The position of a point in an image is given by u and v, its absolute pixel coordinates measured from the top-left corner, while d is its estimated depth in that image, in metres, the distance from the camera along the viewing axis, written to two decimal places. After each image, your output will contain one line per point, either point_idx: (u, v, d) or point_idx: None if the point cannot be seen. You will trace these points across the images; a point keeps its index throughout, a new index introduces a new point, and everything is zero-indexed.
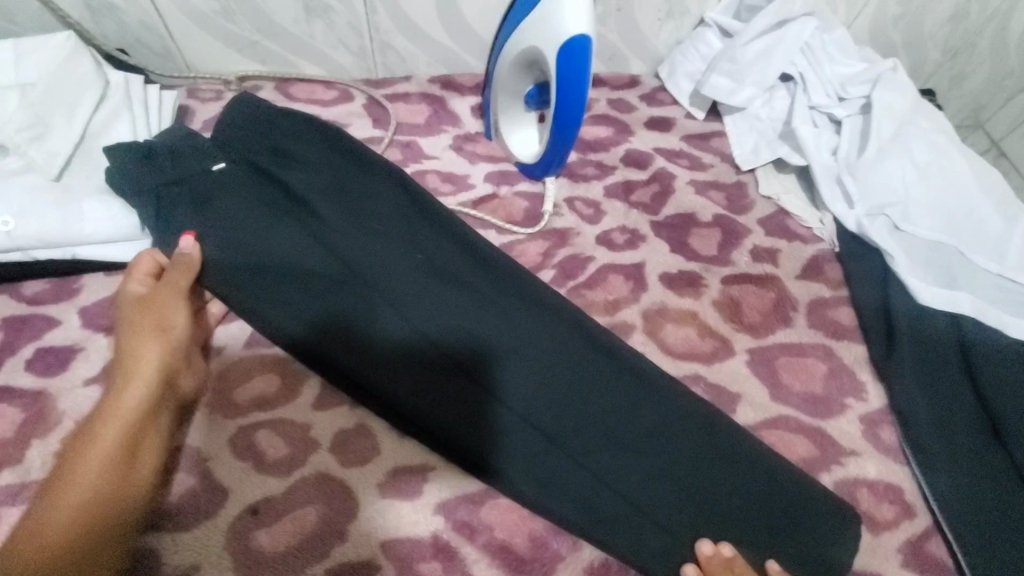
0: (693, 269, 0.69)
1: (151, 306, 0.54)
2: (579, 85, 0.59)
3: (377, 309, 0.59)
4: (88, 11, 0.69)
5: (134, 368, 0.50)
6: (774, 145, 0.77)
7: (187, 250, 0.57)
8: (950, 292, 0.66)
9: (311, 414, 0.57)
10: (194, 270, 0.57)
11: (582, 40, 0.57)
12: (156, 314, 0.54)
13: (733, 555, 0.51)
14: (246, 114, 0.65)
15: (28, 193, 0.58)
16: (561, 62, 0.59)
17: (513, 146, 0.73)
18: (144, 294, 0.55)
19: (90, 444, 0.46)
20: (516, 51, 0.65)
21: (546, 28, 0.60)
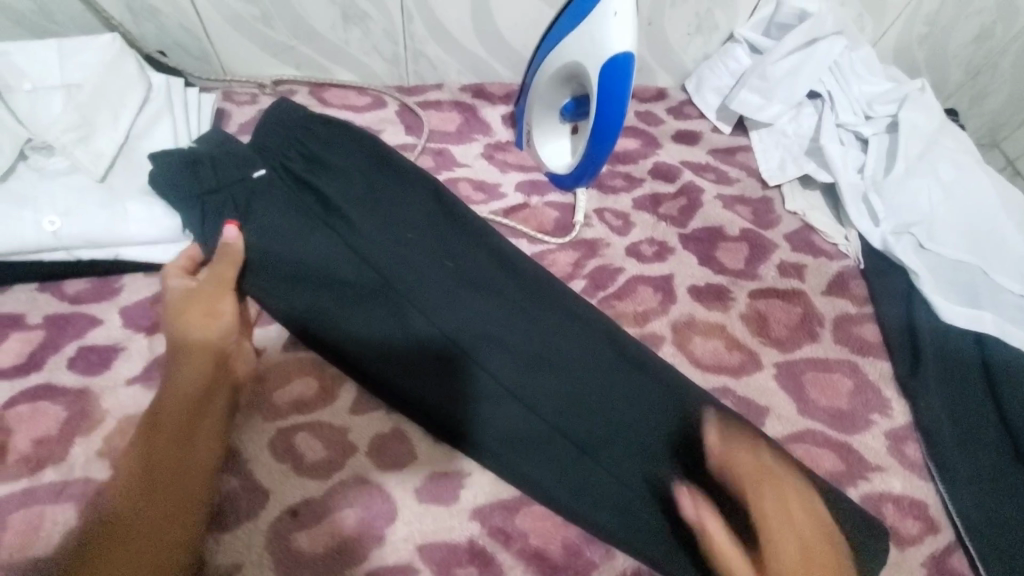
0: (721, 282, 0.70)
1: (197, 299, 0.56)
2: (620, 102, 0.61)
3: (410, 315, 0.60)
4: (129, 14, 0.69)
5: (184, 360, 0.54)
6: (801, 161, 0.78)
7: (230, 239, 0.58)
8: (971, 310, 0.67)
9: (349, 417, 0.58)
10: (237, 262, 0.58)
11: (625, 58, 0.59)
12: (200, 306, 0.56)
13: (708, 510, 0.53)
14: (283, 118, 0.66)
15: (74, 194, 0.59)
16: (604, 79, 0.60)
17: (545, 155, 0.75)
18: (191, 287, 0.57)
19: (155, 428, 0.50)
20: (556, 66, 0.66)
21: (590, 45, 0.61)
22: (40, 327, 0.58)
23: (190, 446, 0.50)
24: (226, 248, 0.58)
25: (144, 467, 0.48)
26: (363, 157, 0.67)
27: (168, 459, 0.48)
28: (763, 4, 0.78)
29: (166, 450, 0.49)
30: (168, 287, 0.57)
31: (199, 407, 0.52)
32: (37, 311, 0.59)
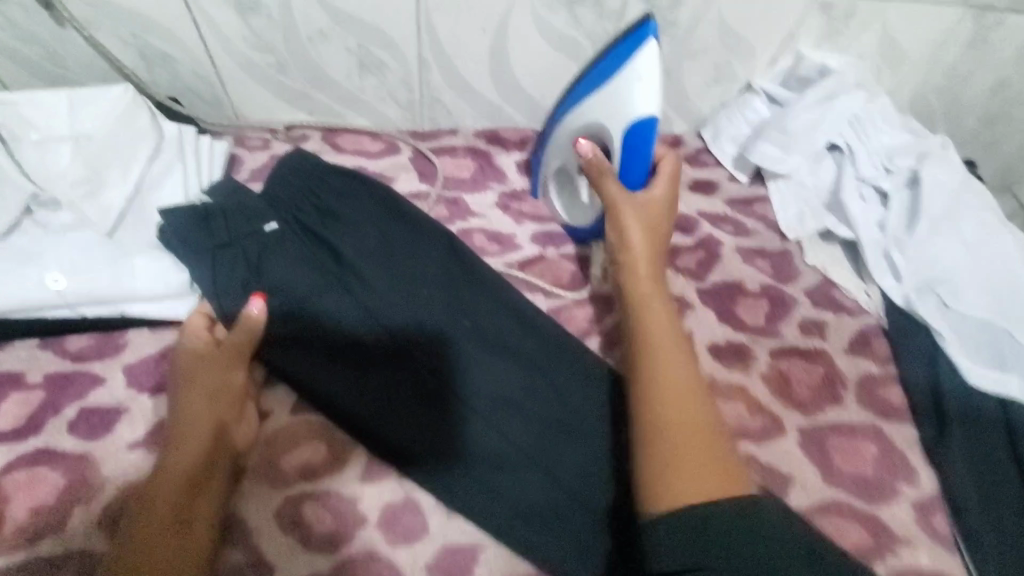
0: (741, 340, 0.68)
1: (209, 367, 0.55)
2: (642, 158, 0.64)
3: (429, 377, 0.59)
4: (143, 61, 0.68)
5: (188, 430, 0.52)
6: (820, 214, 0.77)
7: (254, 313, 0.55)
8: (991, 371, 0.66)
9: (359, 486, 0.55)
10: (255, 333, 0.56)
11: (650, 120, 0.62)
12: (211, 377, 0.55)
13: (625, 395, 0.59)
14: (297, 169, 0.65)
15: (81, 249, 0.58)
16: (627, 135, 0.63)
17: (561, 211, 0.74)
18: (204, 351, 0.56)
19: (151, 505, 0.48)
20: (580, 122, 0.67)
21: (616, 103, 0.63)
22: (40, 386, 0.56)
23: (188, 527, 0.47)
24: (245, 320, 0.55)
25: (139, 548, 0.45)
26: (375, 208, 0.66)
27: (159, 548, 0.45)
28: (781, 56, 0.78)
29: (161, 530, 0.46)
30: (184, 350, 0.56)
31: (200, 482, 0.50)
32: (38, 369, 0.57)
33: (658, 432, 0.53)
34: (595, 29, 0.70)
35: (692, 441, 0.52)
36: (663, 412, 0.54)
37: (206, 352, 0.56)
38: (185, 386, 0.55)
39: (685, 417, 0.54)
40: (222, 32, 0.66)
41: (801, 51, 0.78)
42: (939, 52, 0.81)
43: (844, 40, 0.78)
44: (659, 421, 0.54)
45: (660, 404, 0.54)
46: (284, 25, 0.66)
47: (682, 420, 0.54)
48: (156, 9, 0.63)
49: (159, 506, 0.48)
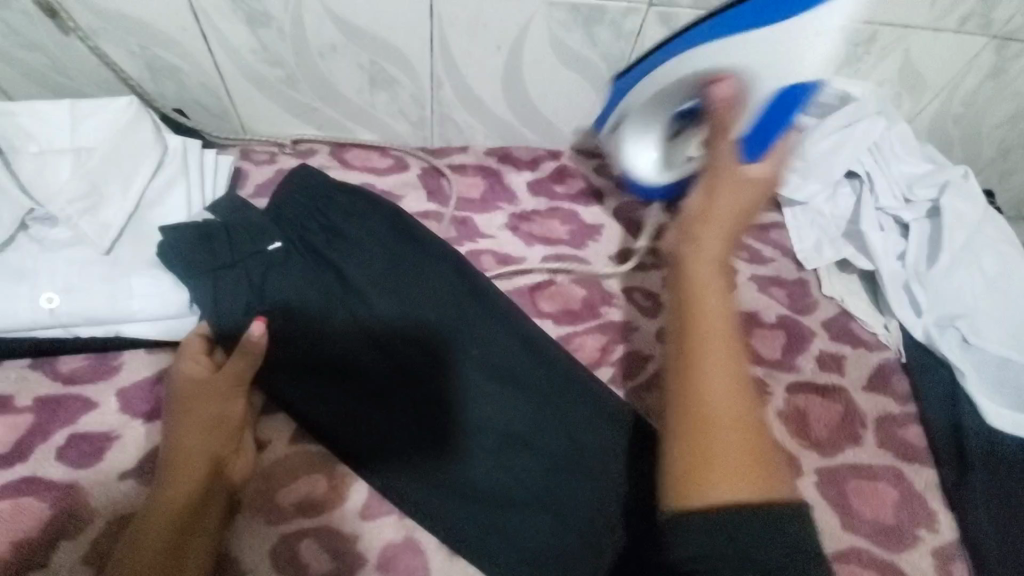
0: (756, 374, 0.66)
1: (205, 395, 0.52)
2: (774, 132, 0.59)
3: (436, 409, 0.57)
4: (148, 72, 0.66)
5: (182, 462, 0.50)
6: (837, 243, 0.74)
7: (254, 339, 0.51)
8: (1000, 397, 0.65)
9: (359, 523, 0.53)
10: (254, 360, 0.53)
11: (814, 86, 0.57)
12: (207, 405, 0.52)
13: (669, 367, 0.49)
14: (304, 186, 0.63)
15: (77, 267, 0.56)
16: (772, 104, 0.58)
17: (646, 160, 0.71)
18: (200, 377, 0.53)
19: (139, 543, 0.46)
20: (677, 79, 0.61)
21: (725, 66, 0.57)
22: (30, 410, 0.54)
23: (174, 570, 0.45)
24: (245, 343, 0.52)
25: None
26: (382, 228, 0.64)
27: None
28: None
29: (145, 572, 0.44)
30: (179, 372, 0.53)
31: (190, 520, 0.48)
32: (28, 390, 0.55)
33: (685, 428, 0.45)
34: (611, 50, 0.68)
35: (728, 440, 0.44)
36: (703, 407, 0.45)
37: (203, 377, 0.53)
38: (178, 413, 0.52)
39: (728, 412, 0.45)
40: (230, 43, 0.63)
41: None
42: (963, 80, 0.78)
43: (863, 66, 0.76)
44: (693, 407, 0.45)
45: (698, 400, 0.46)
46: (294, 38, 0.63)
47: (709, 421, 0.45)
48: (159, 18, 0.60)
49: (146, 545, 0.46)
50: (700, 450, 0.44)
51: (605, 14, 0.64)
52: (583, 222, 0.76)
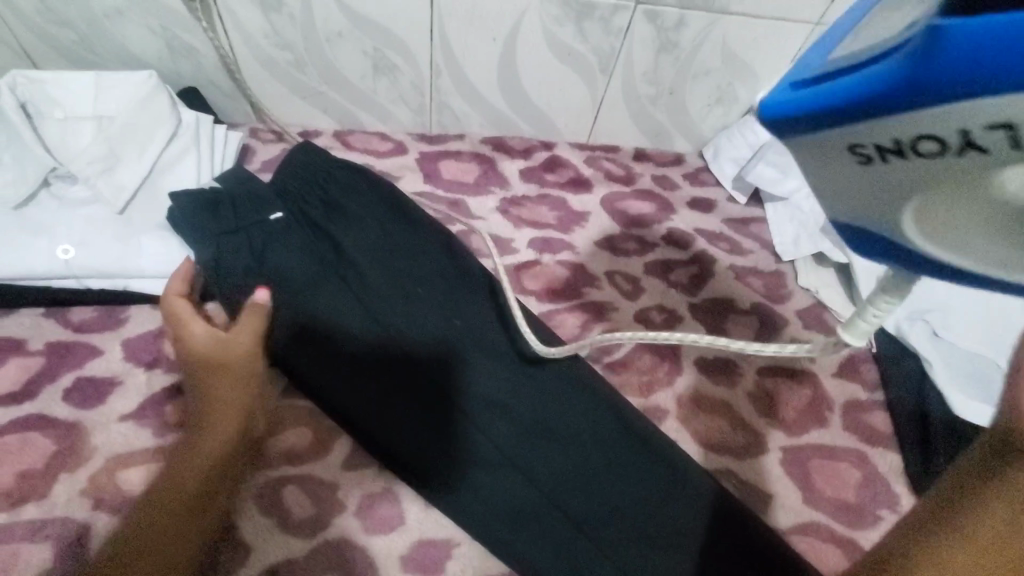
0: (729, 356, 0.69)
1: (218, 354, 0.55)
2: None
3: (417, 375, 0.60)
4: (167, 52, 0.70)
5: (207, 414, 0.53)
6: (815, 238, 0.77)
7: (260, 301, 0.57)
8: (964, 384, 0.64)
9: (340, 473, 0.56)
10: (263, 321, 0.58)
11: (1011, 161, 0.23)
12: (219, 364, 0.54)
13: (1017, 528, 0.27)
14: (304, 160, 0.67)
15: (93, 223, 0.60)
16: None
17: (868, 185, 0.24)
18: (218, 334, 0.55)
19: (168, 487, 0.49)
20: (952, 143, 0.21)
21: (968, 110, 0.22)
22: (40, 354, 0.57)
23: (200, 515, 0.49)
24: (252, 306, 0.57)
25: (150, 533, 0.46)
26: (377, 205, 0.67)
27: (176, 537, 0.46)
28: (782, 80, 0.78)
29: (177, 514, 0.48)
30: (194, 331, 0.55)
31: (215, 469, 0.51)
32: (40, 336, 0.58)
33: None
34: (601, 44, 0.72)
35: None
36: None
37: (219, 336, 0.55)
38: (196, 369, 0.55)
39: None
40: (243, 26, 0.68)
41: None
42: None
43: None
44: None
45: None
46: (303, 23, 0.68)
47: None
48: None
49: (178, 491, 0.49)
50: None
51: (595, 10, 0.68)
52: (570, 209, 0.79)
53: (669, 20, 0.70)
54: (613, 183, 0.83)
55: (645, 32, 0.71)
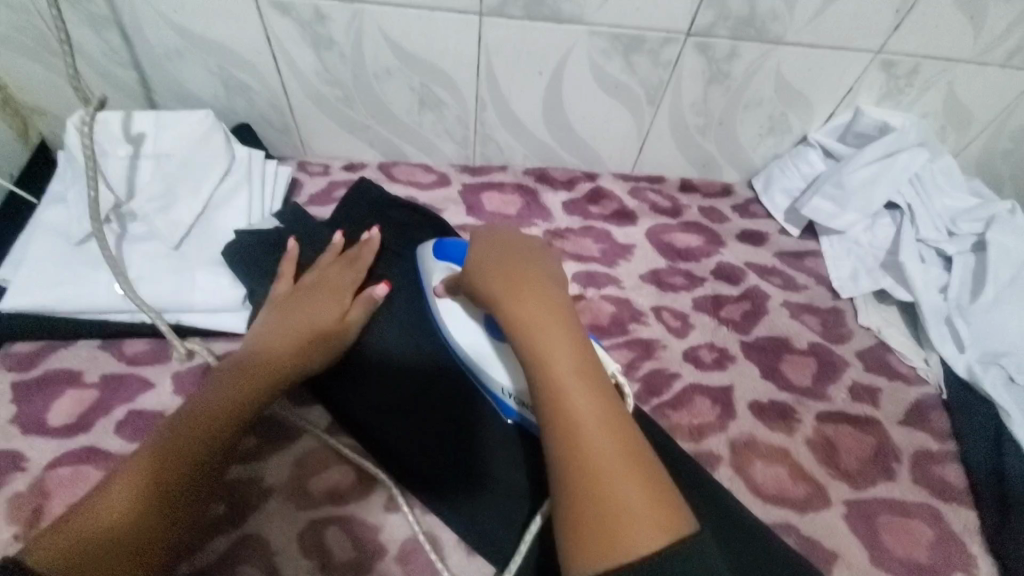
0: (786, 401, 0.65)
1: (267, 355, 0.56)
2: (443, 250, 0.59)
3: (451, 414, 0.58)
4: (224, 90, 0.72)
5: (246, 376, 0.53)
6: (875, 274, 0.74)
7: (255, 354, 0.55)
8: (481, 351, 0.55)
9: (382, 515, 0.55)
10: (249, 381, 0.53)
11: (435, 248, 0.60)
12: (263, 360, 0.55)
13: (563, 398, 0.39)
14: (365, 201, 0.72)
15: (150, 259, 0.62)
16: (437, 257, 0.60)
17: (431, 247, 0.61)
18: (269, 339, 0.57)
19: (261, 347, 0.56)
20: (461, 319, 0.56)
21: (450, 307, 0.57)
22: (95, 386, 0.59)
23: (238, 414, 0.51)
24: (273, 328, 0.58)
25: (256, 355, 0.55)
26: (436, 236, 0.71)
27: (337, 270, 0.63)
28: (840, 111, 0.76)
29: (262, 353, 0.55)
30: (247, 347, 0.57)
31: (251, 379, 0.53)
32: (94, 369, 0.60)
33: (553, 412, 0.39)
34: (649, 77, 0.71)
35: (595, 425, 0.38)
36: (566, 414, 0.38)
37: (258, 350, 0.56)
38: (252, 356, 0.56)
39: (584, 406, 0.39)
40: (297, 64, 0.69)
41: (861, 107, 0.75)
42: (1013, 114, 0.77)
43: (906, 98, 0.75)
44: (566, 442, 0.38)
45: (544, 358, 0.41)
46: (352, 61, 0.68)
47: (530, 270, 0.46)
48: (236, 40, 0.66)
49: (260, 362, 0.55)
50: (579, 430, 0.38)
51: (644, 44, 0.67)
52: (615, 242, 0.77)
53: (720, 52, 0.68)
54: (658, 215, 0.81)
55: (696, 64, 0.70)
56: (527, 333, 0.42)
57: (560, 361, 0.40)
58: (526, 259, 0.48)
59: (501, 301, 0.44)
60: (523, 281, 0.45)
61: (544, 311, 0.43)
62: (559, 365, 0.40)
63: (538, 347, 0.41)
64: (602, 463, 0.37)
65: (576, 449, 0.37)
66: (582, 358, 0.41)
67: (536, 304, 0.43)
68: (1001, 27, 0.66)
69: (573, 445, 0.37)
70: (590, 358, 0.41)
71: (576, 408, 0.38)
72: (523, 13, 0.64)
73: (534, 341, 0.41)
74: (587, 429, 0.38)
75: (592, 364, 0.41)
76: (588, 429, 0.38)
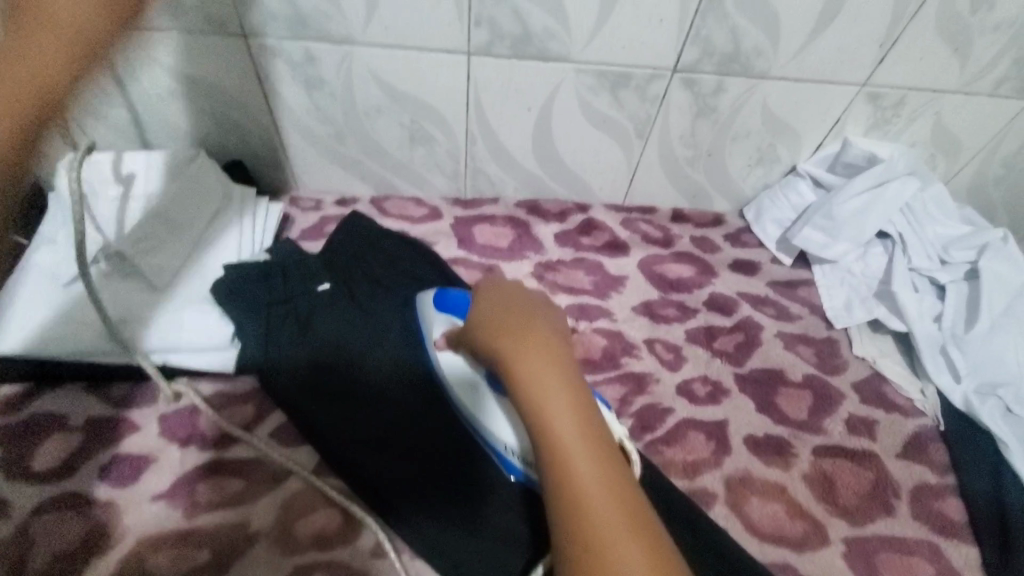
0: (781, 435, 0.64)
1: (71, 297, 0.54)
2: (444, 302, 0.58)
3: (441, 456, 0.58)
4: (216, 129, 0.73)
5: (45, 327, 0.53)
6: (869, 303, 0.74)
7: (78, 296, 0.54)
8: (482, 409, 0.54)
9: (370, 560, 0.53)
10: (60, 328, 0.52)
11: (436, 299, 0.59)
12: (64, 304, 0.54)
13: (557, 431, 0.37)
14: (357, 235, 0.73)
15: (138, 300, 0.62)
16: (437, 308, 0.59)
17: (432, 296, 0.61)
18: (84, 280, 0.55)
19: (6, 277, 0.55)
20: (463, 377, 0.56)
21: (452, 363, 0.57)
22: (81, 429, 0.58)
23: None
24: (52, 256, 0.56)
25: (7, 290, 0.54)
26: (425, 270, 0.72)
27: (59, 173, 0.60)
28: (828, 141, 0.77)
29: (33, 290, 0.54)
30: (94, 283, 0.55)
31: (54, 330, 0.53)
32: (80, 412, 0.59)
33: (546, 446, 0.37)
34: (636, 111, 0.72)
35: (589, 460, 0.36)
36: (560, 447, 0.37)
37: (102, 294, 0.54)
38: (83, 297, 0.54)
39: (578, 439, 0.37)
40: (288, 103, 0.70)
41: (849, 137, 0.75)
42: (1001, 141, 0.77)
43: (893, 128, 0.75)
44: (560, 476, 0.36)
45: (540, 406, 0.39)
46: (343, 99, 0.69)
47: (524, 311, 0.46)
48: (229, 82, 0.67)
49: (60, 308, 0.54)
50: (573, 463, 0.36)
51: (631, 80, 0.68)
52: (606, 274, 0.77)
53: (706, 87, 0.69)
54: (650, 246, 0.81)
55: (682, 99, 0.70)
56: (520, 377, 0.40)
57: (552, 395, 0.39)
58: (522, 301, 0.48)
59: (495, 340, 0.44)
60: (518, 321, 0.44)
61: (537, 347, 0.42)
62: (552, 398, 0.39)
63: (532, 393, 0.39)
64: (597, 498, 0.34)
65: (572, 485, 0.35)
66: (575, 393, 0.39)
67: (527, 340, 0.42)
68: (984, 58, 0.67)
69: (568, 481, 0.35)
70: (587, 398, 0.40)
71: (569, 440, 0.37)
72: (510, 51, 0.64)
73: (526, 376, 0.40)
74: (581, 463, 0.36)
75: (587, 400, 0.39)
76: (583, 463, 0.36)
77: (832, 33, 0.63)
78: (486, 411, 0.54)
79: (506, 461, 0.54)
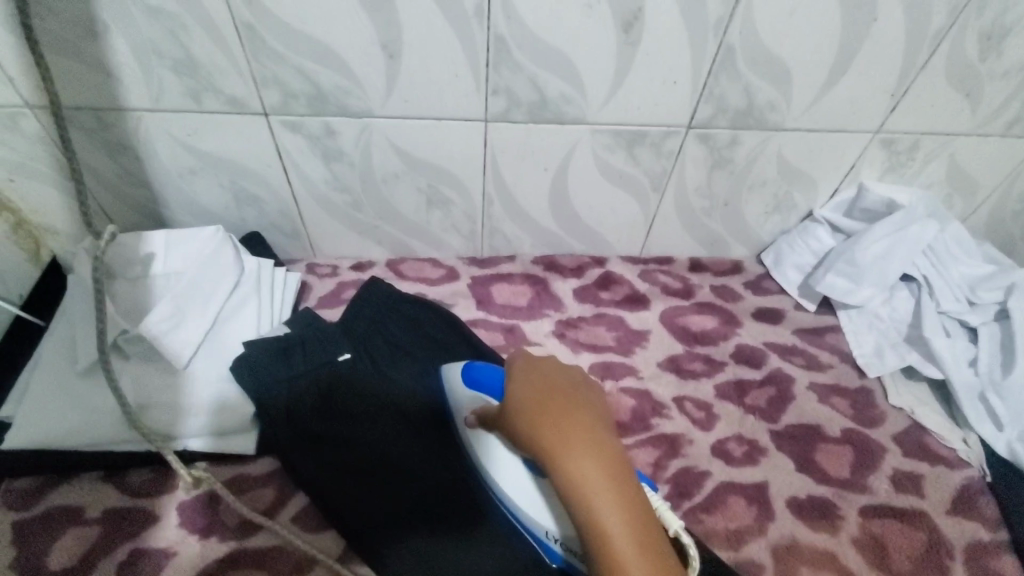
0: (824, 495, 0.62)
1: None
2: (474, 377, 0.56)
3: (469, 535, 0.56)
4: (233, 202, 0.73)
5: None
6: (899, 349, 0.73)
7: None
8: (518, 492, 0.52)
9: None
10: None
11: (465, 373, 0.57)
12: None
13: (609, 536, 0.38)
14: (373, 300, 0.70)
15: (157, 382, 0.61)
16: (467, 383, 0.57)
17: (460, 368, 0.59)
18: None
19: None
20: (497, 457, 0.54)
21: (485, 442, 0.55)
22: (98, 522, 0.56)
23: None
24: None
25: None
26: (445, 334, 0.70)
27: None
28: (844, 187, 0.77)
29: None
30: None
31: None
32: (95, 504, 0.57)
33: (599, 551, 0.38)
34: (652, 166, 0.72)
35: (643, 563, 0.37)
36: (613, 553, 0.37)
37: None
38: None
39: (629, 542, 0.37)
40: (305, 174, 0.70)
41: (864, 183, 0.75)
42: (1017, 179, 0.77)
43: (910, 171, 0.75)
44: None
45: (588, 507, 0.39)
46: (361, 168, 0.69)
47: (557, 391, 0.44)
48: (246, 157, 0.67)
49: None
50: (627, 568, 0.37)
51: (647, 138, 0.68)
52: (629, 328, 0.76)
53: (721, 141, 0.69)
54: (671, 298, 0.80)
55: (698, 153, 0.70)
56: (576, 491, 0.39)
57: (599, 495, 0.38)
58: (551, 376, 0.46)
59: (530, 430, 0.43)
60: (552, 405, 0.43)
61: (577, 439, 0.41)
62: (599, 500, 0.38)
63: (586, 502, 0.39)
64: None
65: None
66: (620, 487, 0.39)
67: (566, 432, 0.41)
68: (997, 102, 0.67)
69: None
70: (632, 487, 0.39)
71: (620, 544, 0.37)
72: (527, 117, 0.65)
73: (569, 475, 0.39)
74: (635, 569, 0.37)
75: (632, 492, 0.39)
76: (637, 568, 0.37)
77: (846, 86, 0.64)
78: (525, 494, 0.52)
79: (547, 546, 0.52)
